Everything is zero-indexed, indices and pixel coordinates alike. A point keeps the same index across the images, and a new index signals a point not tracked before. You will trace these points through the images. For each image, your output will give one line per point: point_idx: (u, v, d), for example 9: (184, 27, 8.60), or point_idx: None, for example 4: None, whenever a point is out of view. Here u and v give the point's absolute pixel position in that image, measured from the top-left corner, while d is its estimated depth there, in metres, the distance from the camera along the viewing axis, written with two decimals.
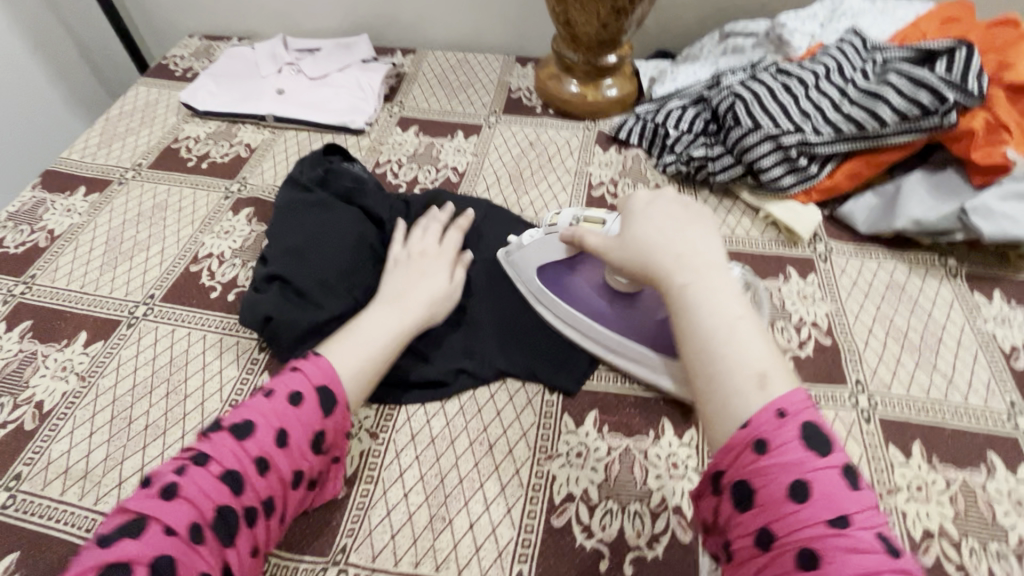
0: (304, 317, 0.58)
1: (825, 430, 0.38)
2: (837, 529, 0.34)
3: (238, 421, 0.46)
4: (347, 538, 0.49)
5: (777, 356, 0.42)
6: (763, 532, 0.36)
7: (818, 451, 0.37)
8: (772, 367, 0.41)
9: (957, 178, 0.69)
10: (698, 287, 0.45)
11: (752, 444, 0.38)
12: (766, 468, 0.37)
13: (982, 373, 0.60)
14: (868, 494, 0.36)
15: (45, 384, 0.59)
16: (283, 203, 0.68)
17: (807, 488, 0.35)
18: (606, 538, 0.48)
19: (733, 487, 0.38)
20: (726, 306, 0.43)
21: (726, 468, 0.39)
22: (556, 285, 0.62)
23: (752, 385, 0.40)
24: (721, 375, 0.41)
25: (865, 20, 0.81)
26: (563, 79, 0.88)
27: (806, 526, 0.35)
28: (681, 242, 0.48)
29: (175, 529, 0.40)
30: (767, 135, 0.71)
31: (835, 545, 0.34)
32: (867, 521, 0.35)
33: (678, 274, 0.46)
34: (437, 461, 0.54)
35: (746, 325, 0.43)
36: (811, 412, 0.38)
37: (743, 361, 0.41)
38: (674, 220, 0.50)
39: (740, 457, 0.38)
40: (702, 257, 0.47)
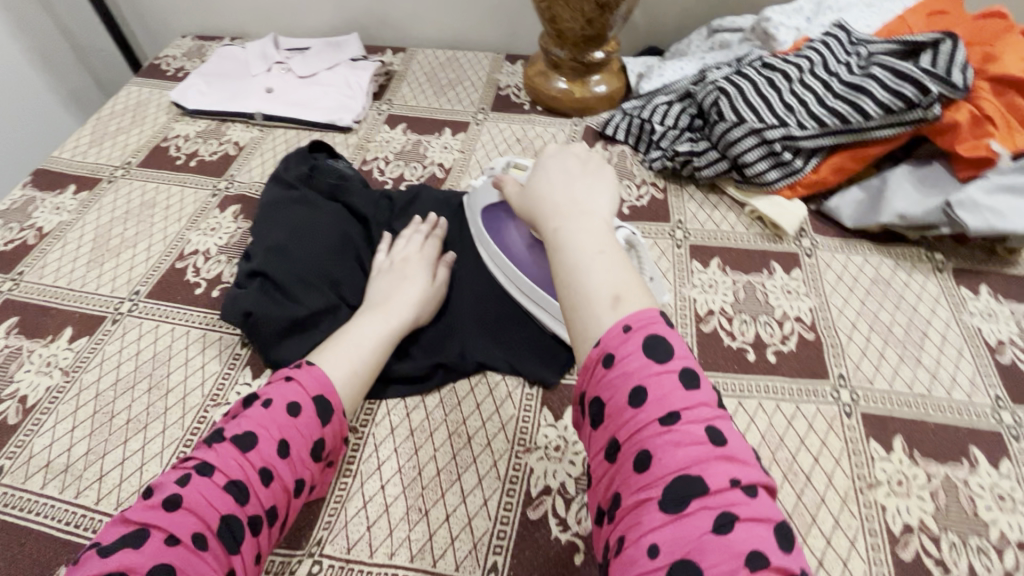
0: (285, 313, 0.59)
1: (670, 335, 0.36)
2: (670, 428, 0.33)
3: (238, 431, 0.46)
4: (323, 530, 0.49)
5: (641, 284, 0.40)
6: (611, 444, 0.35)
7: (656, 356, 0.35)
8: (629, 289, 0.39)
9: (944, 172, 0.68)
10: (570, 225, 0.43)
11: (601, 358, 0.36)
12: (612, 379, 0.35)
13: (966, 367, 0.59)
14: (706, 392, 0.35)
15: (29, 379, 0.59)
16: (267, 199, 0.69)
17: (644, 392, 0.34)
18: (581, 531, 0.48)
19: (589, 403, 0.36)
20: (594, 242, 0.41)
21: (585, 389, 0.37)
22: (494, 227, 0.64)
23: (605, 308, 0.38)
24: (576, 303, 0.39)
25: (852, 13, 0.81)
26: (551, 76, 0.88)
27: (644, 428, 0.34)
28: (565, 190, 0.46)
29: (179, 539, 0.40)
30: (751, 130, 0.71)
31: (667, 444, 0.33)
32: (697, 416, 0.34)
33: (553, 215, 0.44)
34: (415, 454, 0.54)
35: (609, 258, 0.40)
36: (659, 323, 0.36)
37: (597, 286, 0.39)
38: (566, 170, 0.48)
39: (593, 373, 0.36)
40: (581, 202, 0.45)
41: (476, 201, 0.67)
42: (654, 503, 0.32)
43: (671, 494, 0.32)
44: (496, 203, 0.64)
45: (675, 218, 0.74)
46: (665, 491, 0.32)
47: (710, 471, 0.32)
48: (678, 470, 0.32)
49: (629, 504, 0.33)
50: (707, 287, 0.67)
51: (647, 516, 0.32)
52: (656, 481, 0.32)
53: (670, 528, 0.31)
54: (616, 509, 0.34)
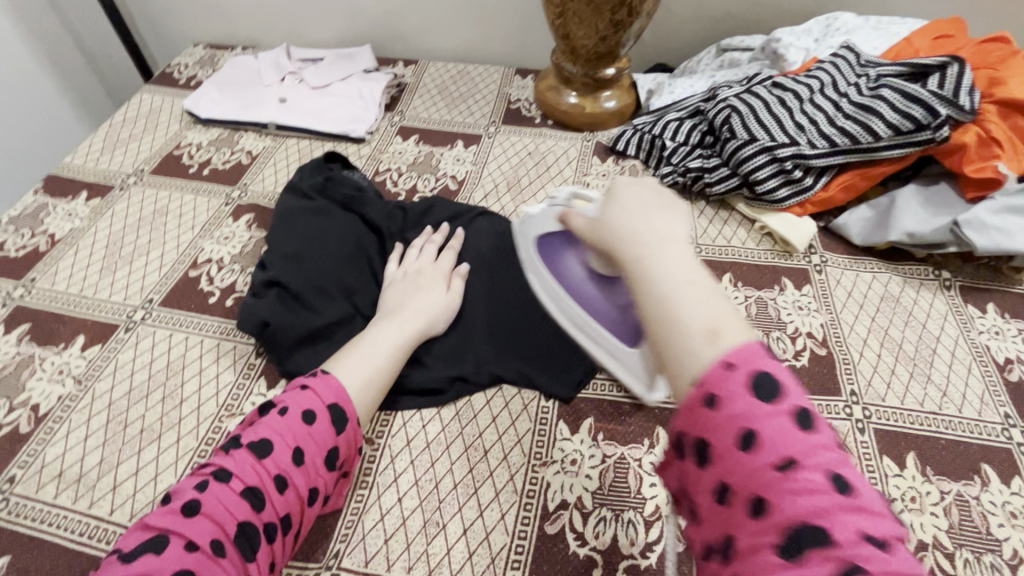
0: (301, 323, 0.59)
1: (779, 370, 0.30)
2: (787, 474, 0.27)
3: (255, 438, 0.45)
4: (340, 543, 0.49)
5: (736, 314, 0.33)
6: (717, 486, 0.30)
7: (766, 393, 0.29)
8: (732, 326, 0.32)
9: (951, 193, 0.70)
10: (656, 251, 0.35)
11: (700, 398, 0.30)
12: (715, 419, 0.30)
13: (976, 385, 0.60)
14: (826, 434, 0.29)
15: (41, 388, 0.59)
16: (283, 209, 0.69)
17: (755, 434, 0.29)
18: (599, 546, 0.48)
19: (685, 442, 0.31)
20: (685, 269, 0.34)
21: (682, 429, 0.32)
22: (546, 254, 0.57)
23: (703, 347, 0.31)
24: (668, 346, 0.32)
25: (859, 36, 0.83)
26: (562, 91, 0.89)
27: (757, 475, 0.28)
28: (638, 209, 0.38)
29: (198, 545, 0.40)
30: (762, 148, 0.72)
31: (786, 492, 0.27)
32: (818, 461, 0.28)
33: (631, 242, 0.36)
34: (432, 466, 0.54)
35: (698, 283, 0.34)
36: (764, 357, 0.30)
37: (693, 322, 0.32)
38: (636, 186, 0.39)
39: (692, 414, 0.31)
40: (664, 227, 0.37)
41: (529, 227, 0.60)
42: (768, 553, 0.27)
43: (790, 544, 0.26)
44: (552, 229, 0.56)
45: None
46: (783, 541, 0.27)
47: (839, 523, 0.26)
48: (799, 520, 0.27)
49: (743, 551, 0.28)
50: None
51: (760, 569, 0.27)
52: (771, 528, 0.27)
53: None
54: (728, 555, 0.29)
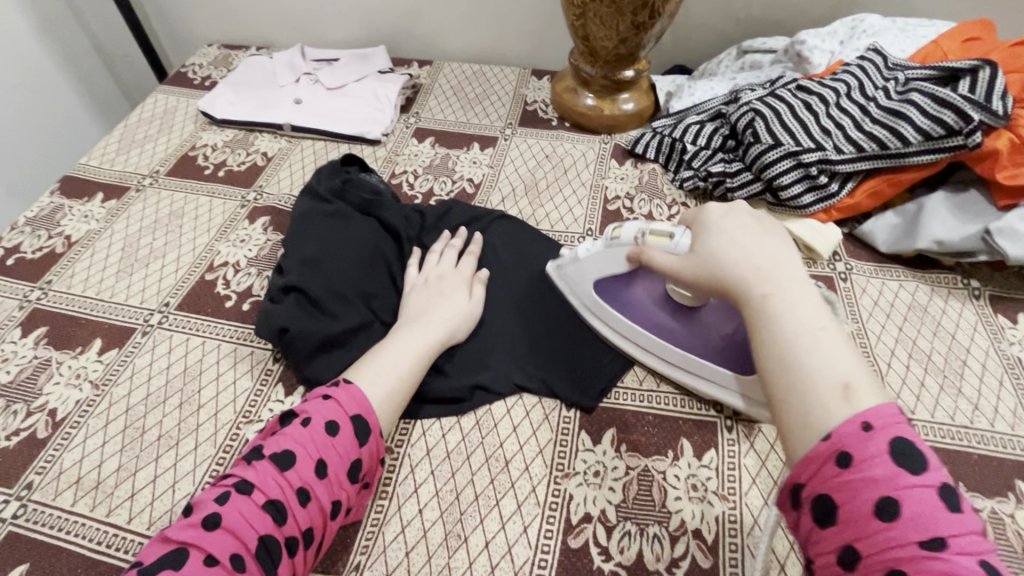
0: (319, 329, 0.58)
1: (920, 443, 0.33)
2: (933, 553, 0.30)
3: (277, 450, 0.45)
4: (360, 555, 0.48)
5: (867, 372, 0.38)
6: (848, 550, 0.33)
7: (910, 466, 0.33)
8: (860, 378, 0.37)
9: (982, 200, 0.68)
10: (781, 294, 0.41)
11: (833, 457, 0.34)
12: (851, 483, 0.33)
13: (1008, 399, 0.58)
14: (973, 518, 0.31)
15: (59, 392, 0.58)
16: (300, 212, 0.68)
17: (896, 505, 0.32)
18: (624, 561, 0.47)
19: (814, 501, 0.35)
20: (810, 316, 0.40)
21: (810, 486, 0.35)
22: (615, 297, 0.61)
23: (835, 397, 0.36)
24: (799, 387, 0.37)
25: (886, 37, 0.81)
26: (580, 93, 0.88)
27: (896, 547, 0.31)
28: (760, 253, 0.44)
29: (218, 559, 0.39)
30: (787, 152, 0.70)
31: (930, 569, 0.30)
32: (966, 545, 0.30)
33: (759, 283, 0.42)
34: (452, 477, 0.53)
35: (830, 338, 0.39)
36: (903, 427, 0.34)
37: (823, 373, 0.37)
38: (750, 231, 0.46)
39: (826, 473, 0.34)
40: (784, 269, 0.43)
41: (584, 272, 0.61)
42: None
43: None
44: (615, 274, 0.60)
45: None
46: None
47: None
48: None
49: None
50: None
51: None
52: None
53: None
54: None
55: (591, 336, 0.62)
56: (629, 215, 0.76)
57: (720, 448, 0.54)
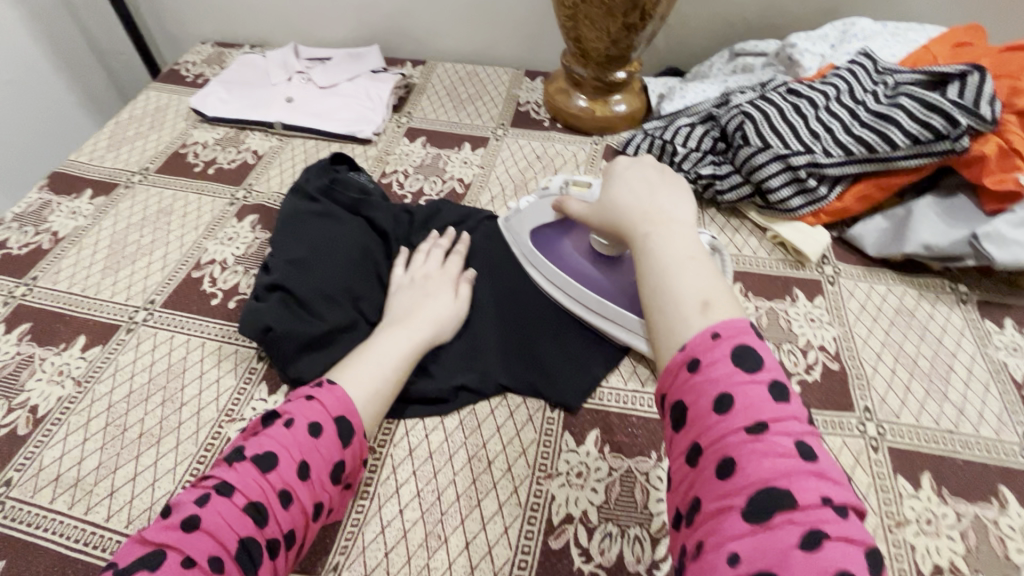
0: (303, 329, 0.58)
1: (759, 347, 0.37)
2: (756, 436, 0.34)
3: (259, 451, 0.44)
4: (340, 556, 0.48)
5: (729, 293, 0.42)
6: (693, 447, 0.36)
7: (745, 366, 0.36)
8: (718, 296, 0.42)
9: (970, 205, 0.68)
10: (660, 232, 0.47)
11: (685, 363, 0.38)
12: (696, 383, 0.37)
13: (993, 404, 0.58)
14: (796, 407, 0.35)
15: (41, 389, 0.58)
16: (287, 211, 0.68)
17: (730, 399, 0.35)
18: (604, 563, 0.47)
19: (672, 408, 0.38)
20: (682, 248, 0.45)
21: (669, 395, 0.39)
22: (547, 246, 0.65)
23: (694, 310, 0.41)
24: (663, 304, 0.43)
25: (877, 42, 0.81)
26: (571, 94, 0.88)
27: (727, 435, 0.34)
28: (650, 200, 0.50)
29: (196, 561, 0.39)
30: (776, 155, 0.70)
31: (753, 451, 0.33)
32: (785, 430, 0.34)
33: (644, 224, 0.48)
34: (434, 477, 0.53)
35: (698, 266, 0.44)
36: (747, 334, 0.38)
37: (685, 291, 0.42)
38: (645, 183, 0.53)
39: (679, 378, 0.38)
40: (667, 213, 0.49)
41: (523, 220, 0.67)
42: (736, 510, 0.32)
43: (755, 503, 0.32)
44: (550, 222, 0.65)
45: None
46: (748, 501, 0.32)
47: (800, 485, 0.32)
48: (766, 481, 0.32)
49: (711, 512, 0.33)
50: None
51: (729, 525, 0.32)
52: (740, 488, 0.33)
53: (754, 539, 0.31)
54: (695, 513, 0.34)
55: (575, 334, 0.62)
56: None
57: None
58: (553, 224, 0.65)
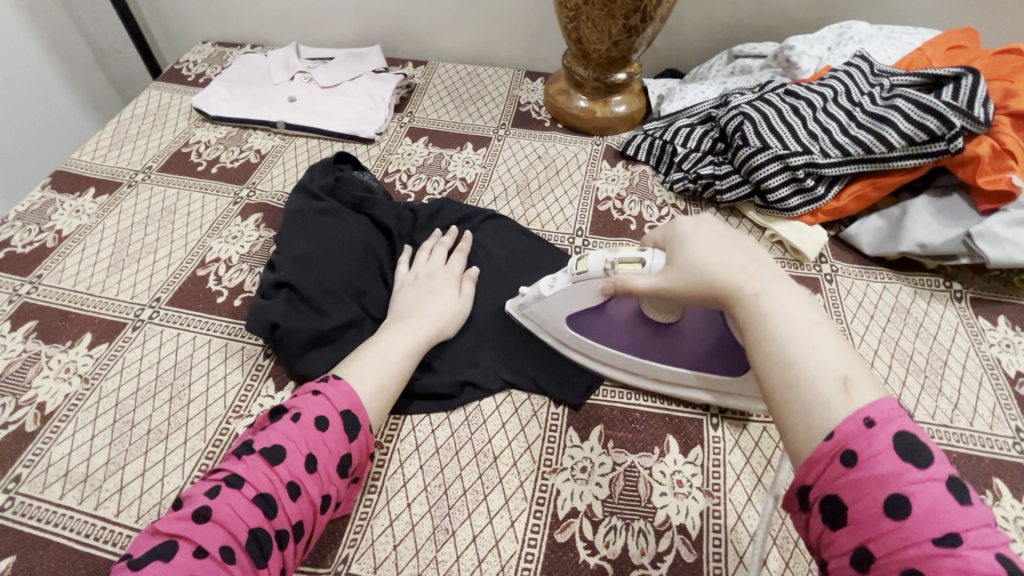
0: (310, 326, 0.58)
1: (923, 438, 0.34)
2: (947, 548, 0.30)
3: (267, 444, 0.45)
4: (349, 549, 0.49)
5: (863, 365, 0.39)
6: (860, 550, 0.33)
7: (916, 462, 0.33)
8: (855, 370, 0.38)
9: (964, 205, 0.69)
10: (769, 293, 0.43)
11: (841, 456, 0.34)
12: (860, 482, 0.33)
13: (987, 399, 0.59)
14: (981, 510, 0.32)
15: (47, 385, 0.58)
16: (293, 209, 0.68)
17: (906, 503, 0.32)
18: (610, 555, 0.48)
19: (823, 501, 0.35)
20: (799, 314, 0.41)
21: (817, 487, 0.35)
22: (589, 330, 0.58)
23: (835, 388, 0.37)
24: (799, 384, 0.38)
25: (872, 45, 0.83)
26: (572, 95, 0.89)
27: (909, 545, 0.31)
28: (739, 255, 0.46)
29: (208, 551, 0.39)
30: (775, 156, 0.71)
31: (944, 566, 0.30)
32: (978, 539, 0.30)
33: (747, 283, 0.44)
34: (441, 472, 0.53)
35: (823, 336, 0.40)
36: (907, 422, 0.34)
37: (820, 366, 0.38)
38: (723, 234, 0.48)
39: (834, 474, 0.34)
40: (763, 270, 0.45)
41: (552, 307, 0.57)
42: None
43: None
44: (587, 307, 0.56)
45: None
46: None
47: None
48: None
49: None
50: None
51: None
52: None
53: None
54: None
55: None
56: (618, 215, 0.77)
57: (706, 445, 0.55)
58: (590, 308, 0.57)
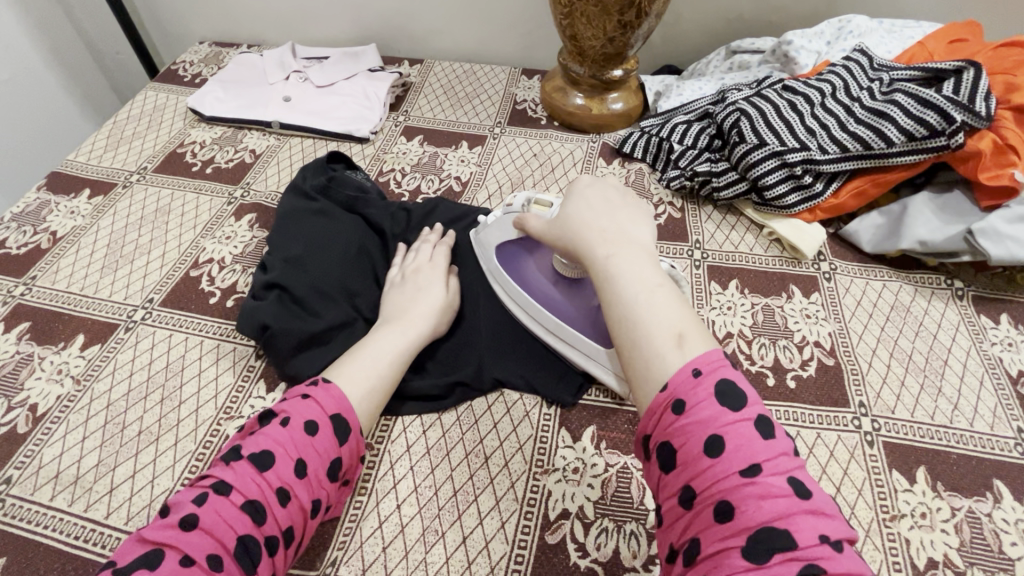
0: (300, 326, 0.58)
1: (740, 381, 0.37)
2: (750, 479, 0.33)
3: (256, 450, 0.44)
4: (338, 551, 0.48)
5: (699, 323, 0.42)
6: (686, 491, 0.35)
7: (729, 404, 0.36)
8: (690, 328, 0.41)
9: (966, 201, 0.68)
10: (622, 256, 0.45)
11: (671, 404, 0.37)
12: (684, 426, 0.36)
13: (988, 399, 0.58)
14: (783, 442, 0.36)
15: (40, 387, 0.58)
16: (285, 209, 0.68)
17: (720, 441, 0.35)
18: (601, 558, 0.47)
19: (659, 450, 0.38)
20: (647, 275, 0.44)
21: (653, 435, 0.38)
22: (511, 265, 0.63)
23: (670, 345, 0.40)
24: (637, 338, 0.41)
25: (872, 39, 0.81)
26: (568, 93, 0.88)
27: (723, 479, 0.34)
28: (607, 222, 0.49)
29: (194, 560, 0.39)
30: (772, 152, 0.70)
31: (749, 496, 0.33)
32: (778, 468, 0.34)
33: (604, 247, 0.47)
34: (432, 473, 0.53)
35: (665, 295, 0.43)
36: (727, 368, 0.38)
37: (658, 324, 0.41)
38: (599, 204, 0.51)
39: (663, 419, 0.38)
40: (625, 236, 0.48)
41: (486, 234, 0.63)
42: (735, 553, 0.32)
43: (754, 546, 0.32)
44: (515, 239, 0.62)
45: (693, 237, 0.74)
46: (746, 542, 0.32)
47: (797, 525, 0.32)
48: (763, 523, 0.32)
49: (712, 553, 0.33)
50: (725, 309, 0.66)
51: (730, 565, 0.32)
52: (738, 530, 0.33)
53: None
54: (694, 554, 0.34)
55: None
56: None
57: None
58: (517, 241, 0.62)
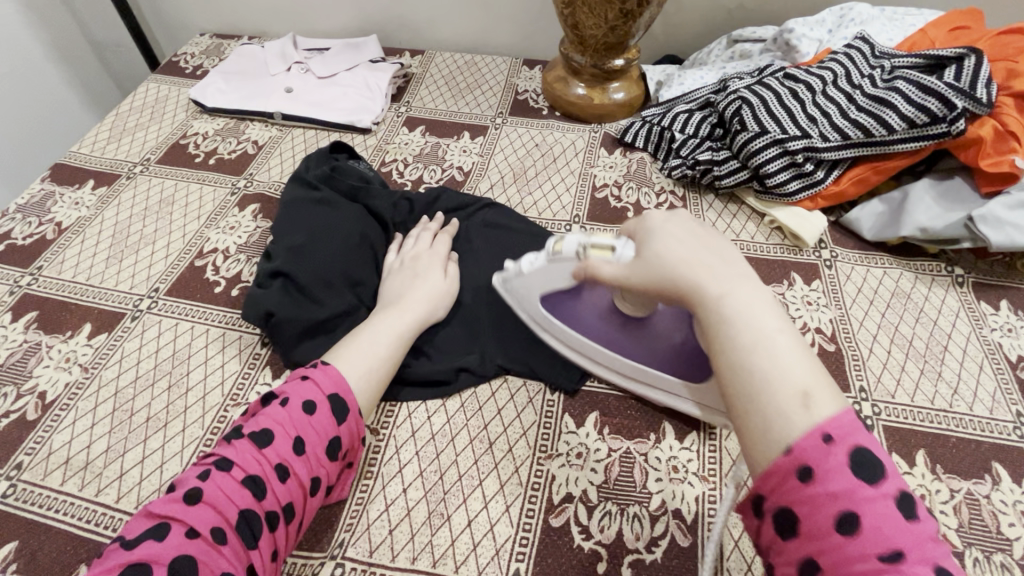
0: (305, 314, 0.59)
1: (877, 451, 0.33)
2: (890, 565, 0.30)
3: (255, 428, 0.45)
4: (345, 533, 0.49)
5: (822, 373, 0.37)
6: (807, 560, 0.32)
7: (868, 477, 0.32)
8: (816, 382, 0.36)
9: (966, 188, 0.68)
10: (733, 293, 0.40)
11: (796, 470, 0.33)
12: (814, 496, 0.32)
13: (987, 383, 0.59)
14: (927, 525, 0.32)
15: (48, 375, 0.59)
16: (289, 199, 0.69)
17: (855, 518, 0.31)
18: (604, 540, 0.48)
19: (775, 513, 0.34)
20: (764, 318, 0.38)
21: (767, 496, 0.34)
22: (561, 312, 0.56)
23: (795, 404, 0.35)
24: (758, 392, 0.36)
25: (874, 26, 0.82)
26: (570, 83, 0.88)
27: (855, 561, 0.31)
28: (703, 250, 0.43)
29: (198, 532, 0.40)
30: (773, 140, 0.71)
31: None
32: (923, 555, 0.30)
33: (708, 281, 0.40)
34: (437, 457, 0.53)
35: (786, 341, 0.37)
36: (862, 434, 0.34)
37: (781, 377, 0.36)
38: (690, 228, 0.45)
39: (783, 484, 0.33)
40: (731, 267, 0.42)
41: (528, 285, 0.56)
42: None
43: None
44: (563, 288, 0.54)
45: None
46: None
47: None
48: None
49: None
50: None
51: None
52: None
53: None
54: None
55: None
56: (616, 203, 0.76)
57: (701, 431, 0.54)
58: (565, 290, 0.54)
